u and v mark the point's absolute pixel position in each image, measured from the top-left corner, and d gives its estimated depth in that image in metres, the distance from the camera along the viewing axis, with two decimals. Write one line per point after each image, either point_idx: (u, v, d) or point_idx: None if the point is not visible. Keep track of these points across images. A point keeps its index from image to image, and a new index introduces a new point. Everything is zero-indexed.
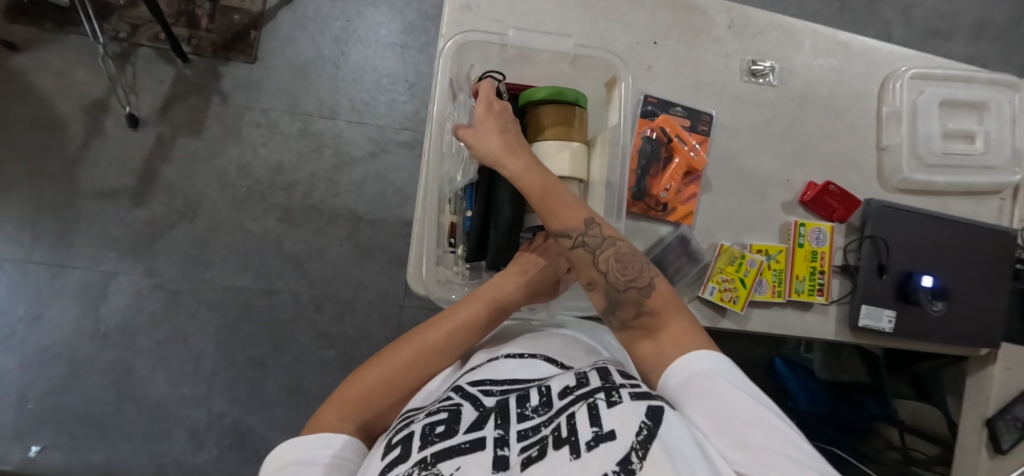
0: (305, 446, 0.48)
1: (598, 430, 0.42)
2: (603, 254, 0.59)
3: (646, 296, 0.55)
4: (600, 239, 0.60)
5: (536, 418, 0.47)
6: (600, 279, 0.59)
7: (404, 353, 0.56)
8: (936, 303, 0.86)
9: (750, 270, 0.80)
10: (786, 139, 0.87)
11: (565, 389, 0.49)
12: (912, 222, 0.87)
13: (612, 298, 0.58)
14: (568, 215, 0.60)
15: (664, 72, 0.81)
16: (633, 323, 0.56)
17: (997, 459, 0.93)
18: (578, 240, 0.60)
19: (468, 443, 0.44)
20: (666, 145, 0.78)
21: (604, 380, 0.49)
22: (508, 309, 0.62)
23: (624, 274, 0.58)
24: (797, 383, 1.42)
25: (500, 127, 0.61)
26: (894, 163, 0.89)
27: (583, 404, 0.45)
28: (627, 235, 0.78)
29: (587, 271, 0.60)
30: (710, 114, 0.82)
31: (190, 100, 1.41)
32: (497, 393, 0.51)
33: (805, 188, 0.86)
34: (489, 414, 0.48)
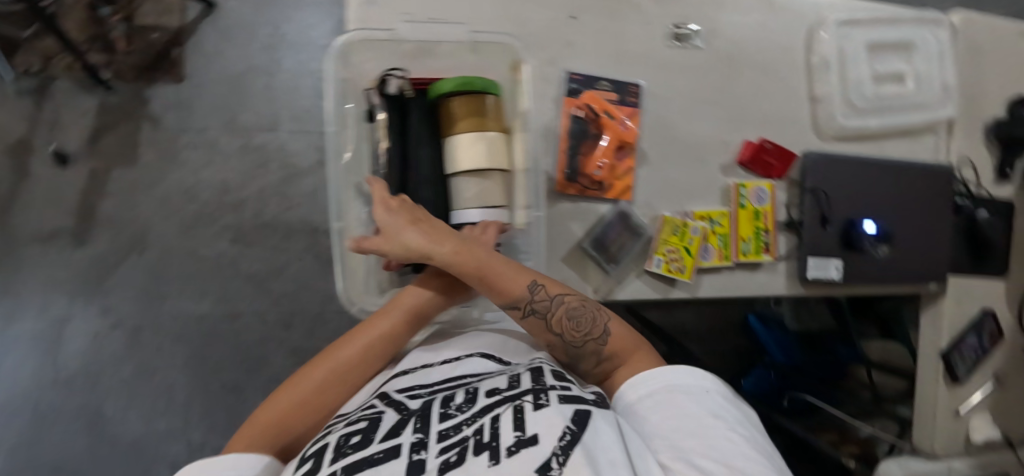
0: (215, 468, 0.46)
1: (521, 435, 0.42)
2: (554, 315, 0.59)
3: (604, 344, 0.57)
4: (548, 301, 0.59)
5: (458, 417, 0.47)
6: (556, 340, 0.58)
7: (322, 370, 0.55)
8: (881, 247, 0.87)
9: (694, 238, 0.80)
10: (717, 102, 0.85)
11: (494, 390, 0.50)
12: (849, 169, 0.88)
13: (573, 354, 0.58)
14: (508, 288, 0.59)
15: (586, 47, 0.78)
16: (596, 372, 0.57)
17: (954, 389, 0.96)
18: (527, 309, 0.59)
19: (382, 452, 0.43)
20: (595, 122, 0.76)
21: (535, 382, 0.50)
22: (429, 314, 0.61)
23: (578, 329, 0.58)
24: (771, 339, 1.43)
25: (410, 220, 0.59)
26: (828, 112, 0.89)
27: (510, 406, 0.45)
28: (564, 219, 0.77)
29: (542, 334, 0.60)
30: (638, 84, 0.79)
31: (120, 128, 1.35)
32: (424, 395, 0.51)
33: (742, 148, 0.85)
34: (408, 419, 0.47)
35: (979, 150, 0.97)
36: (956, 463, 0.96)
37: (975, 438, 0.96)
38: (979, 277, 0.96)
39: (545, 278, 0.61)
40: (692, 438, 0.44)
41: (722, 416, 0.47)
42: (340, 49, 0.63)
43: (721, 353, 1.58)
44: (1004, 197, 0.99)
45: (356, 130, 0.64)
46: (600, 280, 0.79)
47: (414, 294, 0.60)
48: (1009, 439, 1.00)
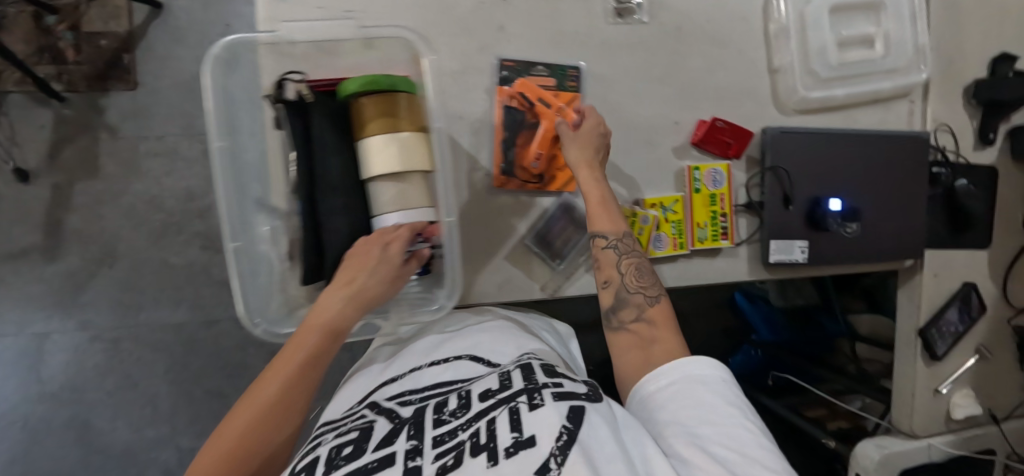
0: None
1: (519, 436, 0.44)
2: (626, 262, 0.66)
3: (651, 307, 0.63)
4: (632, 251, 0.67)
5: (453, 422, 0.50)
6: (619, 279, 0.65)
7: (249, 411, 0.50)
8: (849, 225, 0.82)
9: (644, 228, 0.77)
10: (667, 81, 0.79)
11: (486, 392, 0.54)
12: (812, 143, 0.82)
13: (621, 298, 0.64)
14: (612, 220, 0.67)
15: (518, 30, 0.73)
16: (630, 326, 0.62)
17: (933, 366, 0.93)
18: (611, 243, 0.66)
19: (376, 461, 0.45)
20: (530, 112, 0.71)
21: (527, 381, 0.54)
22: (343, 328, 0.55)
23: (638, 280, 0.65)
24: (758, 315, 1.41)
25: (597, 145, 0.68)
26: (788, 84, 0.83)
27: (505, 409, 0.48)
28: (506, 213, 0.74)
29: (606, 270, 0.66)
30: (577, 68, 0.74)
31: (79, 140, 1.33)
32: (415, 402, 0.55)
33: (695, 128, 0.80)
34: (401, 428, 0.50)
35: (957, 115, 0.91)
36: (936, 441, 0.94)
37: (956, 414, 0.93)
38: (959, 249, 0.92)
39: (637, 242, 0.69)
40: (709, 426, 0.47)
41: (737, 406, 0.50)
42: (223, 52, 0.56)
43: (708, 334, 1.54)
44: (985, 163, 0.92)
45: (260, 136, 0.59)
46: (547, 275, 0.76)
47: (321, 317, 0.54)
48: (992, 413, 0.97)
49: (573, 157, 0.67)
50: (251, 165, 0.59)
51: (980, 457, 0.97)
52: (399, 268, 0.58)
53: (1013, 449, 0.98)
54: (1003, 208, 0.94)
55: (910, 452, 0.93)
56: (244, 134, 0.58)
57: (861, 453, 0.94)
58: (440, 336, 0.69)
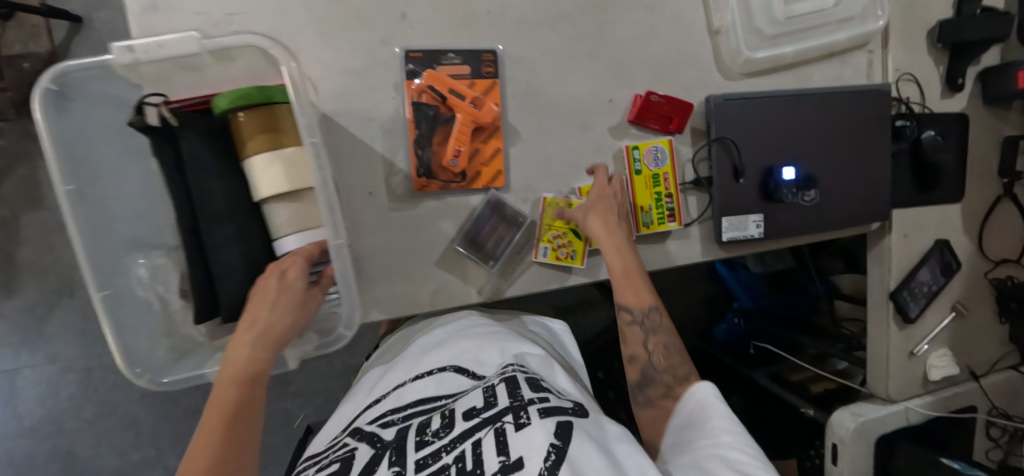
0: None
1: (506, 459, 0.46)
2: (653, 337, 0.69)
3: (682, 383, 0.65)
4: (657, 326, 0.69)
5: (438, 443, 0.51)
6: (645, 355, 0.68)
7: None
8: (805, 194, 0.77)
9: None
10: (595, 55, 0.71)
11: (471, 410, 0.54)
12: (760, 109, 0.76)
13: (647, 374, 0.67)
14: (639, 295, 0.69)
15: (424, 17, 0.66)
16: (657, 403, 0.66)
17: (905, 330, 0.89)
18: (638, 319, 0.69)
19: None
20: (443, 106, 0.66)
21: (513, 398, 0.54)
22: (261, 370, 0.51)
23: (667, 359, 0.67)
24: (739, 283, 1.39)
25: (614, 213, 0.69)
26: (731, 45, 0.75)
27: (491, 430, 0.50)
28: (433, 217, 0.69)
29: (632, 345, 0.69)
30: (493, 51, 0.67)
31: (16, 173, 1.16)
32: (398, 423, 0.58)
33: (631, 106, 0.73)
34: (383, 454, 0.52)
35: (922, 62, 0.84)
36: (912, 405, 0.92)
37: (932, 376, 0.90)
38: (928, 206, 0.87)
39: (663, 310, 0.70)
40: (725, 437, 0.55)
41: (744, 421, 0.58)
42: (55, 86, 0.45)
43: (692, 305, 1.49)
44: (954, 110, 0.86)
45: (127, 165, 0.52)
46: (483, 279, 0.71)
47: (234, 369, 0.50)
48: (971, 370, 0.94)
49: (589, 229, 0.68)
50: (120, 197, 0.51)
51: (958, 416, 0.94)
52: (305, 293, 0.54)
53: (993, 404, 0.95)
54: (975, 157, 0.88)
55: (884, 418, 0.90)
56: (103, 163, 0.50)
57: (837, 423, 0.91)
58: (427, 349, 0.73)
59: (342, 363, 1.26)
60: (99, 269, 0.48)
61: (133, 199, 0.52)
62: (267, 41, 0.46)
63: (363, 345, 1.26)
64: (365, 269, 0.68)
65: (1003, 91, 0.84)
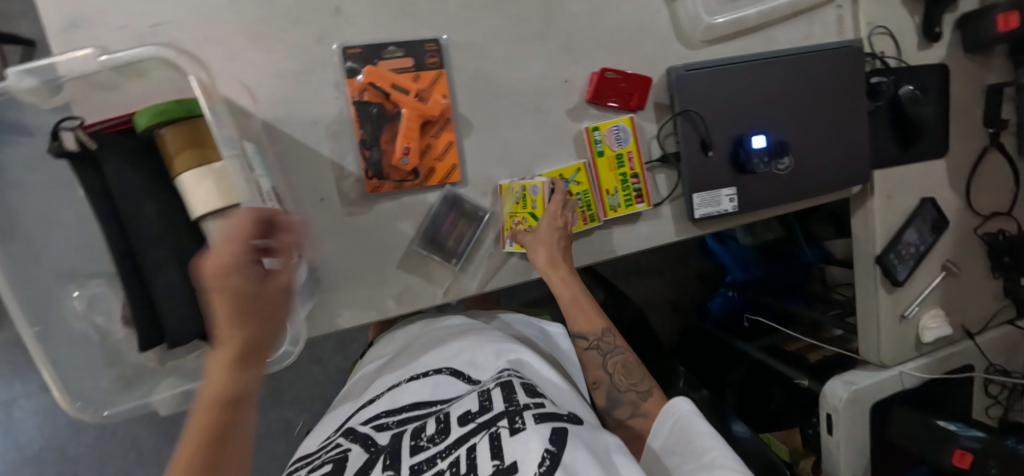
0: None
1: (501, 463, 0.44)
2: (612, 358, 0.72)
3: (644, 400, 0.67)
4: (612, 347, 0.73)
5: (433, 448, 0.49)
6: (607, 379, 0.70)
7: None
8: (780, 161, 0.73)
9: (537, 200, 0.67)
10: (546, 35, 0.68)
11: (465, 415, 0.52)
12: (725, 77, 0.72)
13: (613, 397, 0.69)
14: (590, 320, 0.74)
15: (360, 10, 0.63)
16: (626, 423, 0.67)
17: (895, 293, 0.86)
18: (593, 343, 0.73)
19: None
20: (387, 102, 0.63)
21: (507, 402, 0.51)
22: (239, 384, 0.41)
23: (628, 378, 0.69)
24: (730, 256, 1.33)
25: (557, 242, 0.67)
26: (690, 12, 0.72)
27: (485, 435, 0.48)
28: (388, 220, 0.66)
29: (593, 371, 0.72)
30: (436, 40, 0.64)
31: None
32: (392, 427, 0.55)
33: (588, 85, 0.70)
34: (376, 458, 0.49)
35: (897, 12, 0.79)
36: (907, 368, 0.89)
37: (926, 338, 0.88)
38: (911, 165, 0.83)
39: (616, 330, 0.74)
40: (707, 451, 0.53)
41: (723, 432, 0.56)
42: None
43: (685, 282, 1.47)
44: (933, 62, 0.82)
45: (52, 195, 0.50)
46: (449, 278, 0.69)
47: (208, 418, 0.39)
48: (966, 329, 0.92)
49: (537, 260, 0.66)
50: (47, 226, 0.50)
51: (955, 376, 0.92)
52: (260, 269, 0.43)
53: (990, 362, 0.93)
54: (958, 108, 0.84)
55: (878, 385, 0.88)
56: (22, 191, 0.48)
57: (830, 393, 0.89)
58: (423, 354, 0.70)
59: (336, 368, 1.25)
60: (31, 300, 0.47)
61: (59, 226, 0.50)
62: (171, 50, 0.44)
63: (355, 348, 1.25)
64: (324, 278, 0.65)
65: (982, 37, 0.80)
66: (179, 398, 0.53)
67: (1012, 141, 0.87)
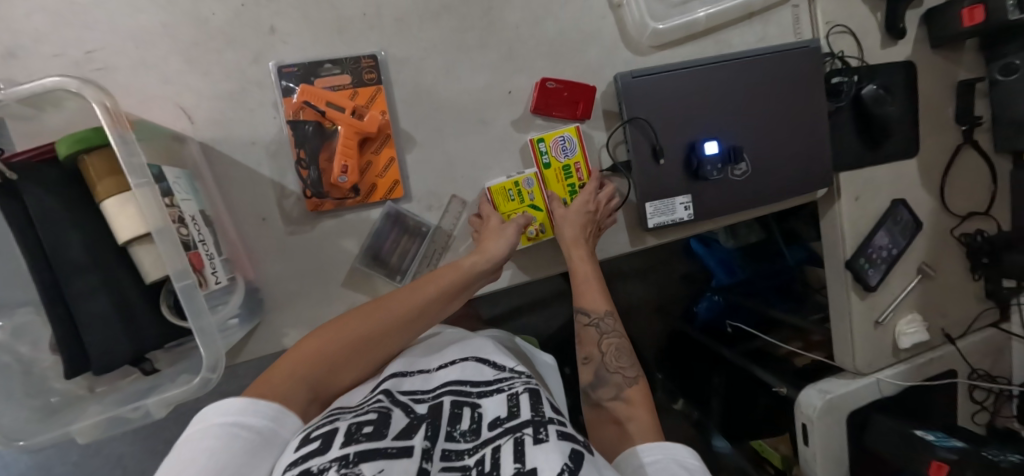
0: (222, 413, 0.46)
1: (521, 467, 0.41)
2: (605, 340, 0.67)
3: (629, 386, 0.63)
4: (612, 330, 0.67)
5: (463, 444, 0.47)
6: (598, 357, 0.66)
7: (379, 321, 0.60)
8: (736, 166, 0.72)
9: (534, 192, 0.70)
10: (486, 46, 0.67)
11: (496, 418, 0.49)
12: (677, 82, 0.70)
13: (599, 375, 0.65)
14: (594, 298, 0.68)
15: (294, 28, 0.62)
16: (607, 405, 0.63)
17: (868, 298, 0.83)
18: (594, 321, 0.68)
19: (395, 448, 0.43)
20: (323, 120, 0.62)
21: (535, 411, 0.48)
22: (468, 286, 0.65)
23: (618, 361, 0.65)
24: (713, 258, 1.30)
25: (584, 221, 0.68)
26: (636, 18, 0.70)
27: (510, 438, 0.45)
28: (332, 236, 0.66)
29: (586, 347, 0.67)
30: (373, 56, 0.64)
31: None
32: (428, 400, 0.52)
33: (533, 94, 0.68)
34: (418, 425, 0.47)
35: (857, 11, 0.77)
36: (884, 375, 0.86)
37: (902, 344, 0.85)
38: (879, 165, 0.80)
39: (618, 316, 0.68)
40: None
41: None
42: None
43: None
44: (898, 59, 0.79)
45: None
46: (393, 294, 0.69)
47: (455, 272, 0.64)
48: (946, 333, 0.88)
49: (563, 235, 0.68)
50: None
51: (936, 382, 0.89)
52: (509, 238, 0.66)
53: (973, 367, 0.90)
54: (927, 106, 0.81)
55: (852, 393, 0.86)
56: None
57: (804, 403, 0.86)
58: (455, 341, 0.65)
59: None
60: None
61: None
62: (75, 81, 0.45)
63: None
64: (267, 298, 0.65)
65: (946, 32, 0.77)
66: (102, 425, 0.51)
67: (987, 138, 0.84)
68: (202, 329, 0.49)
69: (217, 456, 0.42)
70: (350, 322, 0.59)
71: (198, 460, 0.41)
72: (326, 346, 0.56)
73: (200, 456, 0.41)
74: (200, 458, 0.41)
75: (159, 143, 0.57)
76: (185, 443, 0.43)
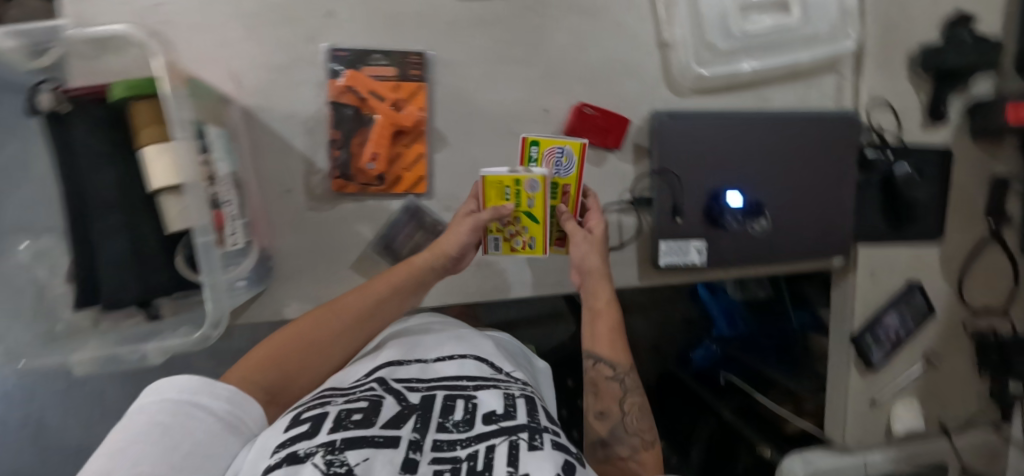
0: (178, 390, 0.48)
1: (513, 471, 0.41)
2: (627, 396, 0.63)
3: (646, 450, 0.61)
4: (633, 386, 0.64)
5: (455, 434, 0.47)
6: (619, 414, 0.62)
7: (327, 324, 0.62)
8: (755, 223, 0.71)
9: (534, 198, 0.61)
10: (530, 62, 0.68)
11: (490, 414, 0.50)
12: (708, 128, 0.71)
13: (617, 434, 0.61)
14: (616, 348, 0.65)
15: (351, 14, 0.64)
16: (621, 463, 0.60)
17: (868, 375, 0.82)
18: (618, 374, 0.63)
19: (382, 437, 0.45)
20: (362, 107, 0.64)
21: (531, 418, 0.49)
22: (420, 279, 0.66)
23: (639, 421, 0.62)
24: (717, 306, 1.26)
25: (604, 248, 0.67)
26: (681, 60, 0.71)
27: (505, 439, 0.45)
28: (333, 227, 0.67)
29: (605, 402, 0.63)
30: (421, 54, 0.66)
31: None
32: (422, 390, 0.54)
33: (568, 117, 0.70)
34: (408, 415, 0.49)
35: (901, 88, 0.77)
36: (873, 458, 0.85)
37: (896, 429, 0.83)
38: (900, 245, 0.80)
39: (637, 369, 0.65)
40: None
41: None
42: None
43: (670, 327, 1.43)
44: (936, 144, 0.79)
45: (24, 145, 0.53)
46: None
47: (404, 268, 0.65)
48: (944, 425, 0.86)
49: (583, 259, 0.66)
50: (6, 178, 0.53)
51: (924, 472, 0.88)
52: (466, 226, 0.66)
53: (964, 465, 0.88)
54: (958, 195, 0.81)
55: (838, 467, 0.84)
56: None
57: (787, 470, 0.84)
58: (443, 335, 0.65)
59: None
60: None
61: (21, 180, 0.54)
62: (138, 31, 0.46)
63: None
64: (276, 267, 0.67)
65: (988, 126, 0.77)
66: (100, 361, 0.53)
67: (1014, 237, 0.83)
68: (215, 286, 0.50)
69: (172, 430, 0.44)
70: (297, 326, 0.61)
71: (151, 434, 0.43)
72: (272, 351, 0.58)
73: (155, 430, 0.43)
74: (154, 432, 0.43)
75: (206, 102, 0.59)
76: (136, 417, 0.45)
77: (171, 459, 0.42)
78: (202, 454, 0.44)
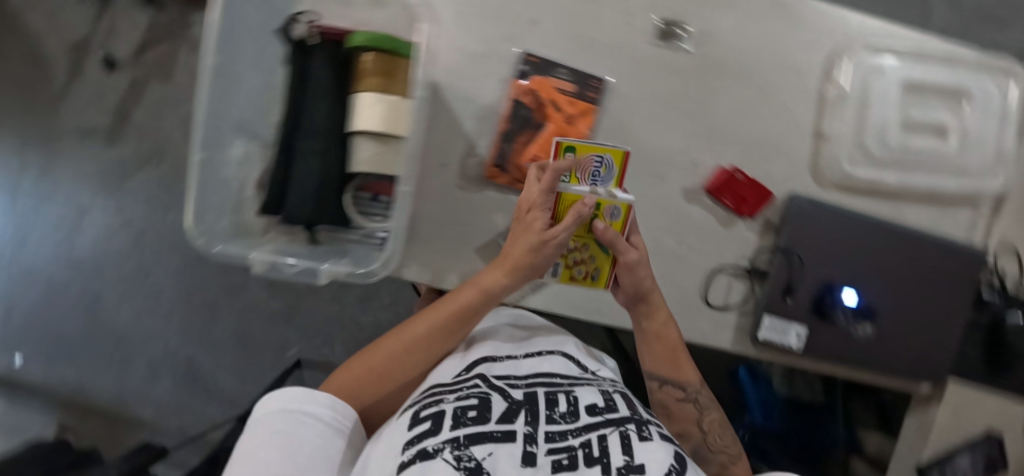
0: (287, 399, 0.53)
1: (630, 460, 0.45)
2: (705, 414, 0.67)
3: (734, 463, 0.63)
4: (707, 402, 0.68)
5: (562, 425, 0.50)
6: (698, 434, 0.66)
7: (400, 346, 0.62)
8: (861, 325, 0.73)
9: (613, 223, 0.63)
10: (692, 115, 0.72)
11: (593, 407, 0.52)
12: (840, 226, 0.74)
13: (701, 452, 0.65)
14: (686, 371, 0.69)
15: (552, 28, 0.70)
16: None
17: None
18: (691, 394, 0.68)
19: (499, 433, 0.47)
20: (538, 112, 0.70)
21: (632, 411, 0.53)
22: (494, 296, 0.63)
23: (721, 439, 0.65)
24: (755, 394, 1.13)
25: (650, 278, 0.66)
26: (833, 153, 0.74)
27: (615, 430, 0.49)
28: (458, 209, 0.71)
29: (680, 422, 0.67)
30: (602, 79, 0.70)
31: (158, 44, 1.18)
32: (523, 387, 0.55)
33: (713, 175, 0.73)
34: (518, 410, 0.51)
35: None
36: None
37: None
38: (989, 394, 0.79)
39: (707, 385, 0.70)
40: None
41: None
42: None
43: None
44: None
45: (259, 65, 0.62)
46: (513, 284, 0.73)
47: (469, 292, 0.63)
48: None
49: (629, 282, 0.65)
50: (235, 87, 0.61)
51: None
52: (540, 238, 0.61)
53: None
54: None
55: None
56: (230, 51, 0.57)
57: None
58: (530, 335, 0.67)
59: (351, 316, 1.17)
60: (209, 134, 0.58)
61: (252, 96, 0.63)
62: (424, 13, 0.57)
63: (377, 307, 1.18)
64: (413, 230, 0.71)
65: None
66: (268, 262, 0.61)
67: None
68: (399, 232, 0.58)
69: (291, 435, 0.49)
70: (372, 351, 0.63)
71: (274, 439, 0.48)
72: (351, 377, 0.60)
73: (276, 436, 0.49)
74: (277, 438, 0.49)
75: None
76: (256, 427, 0.50)
77: (296, 459, 0.48)
78: (320, 455, 0.49)
